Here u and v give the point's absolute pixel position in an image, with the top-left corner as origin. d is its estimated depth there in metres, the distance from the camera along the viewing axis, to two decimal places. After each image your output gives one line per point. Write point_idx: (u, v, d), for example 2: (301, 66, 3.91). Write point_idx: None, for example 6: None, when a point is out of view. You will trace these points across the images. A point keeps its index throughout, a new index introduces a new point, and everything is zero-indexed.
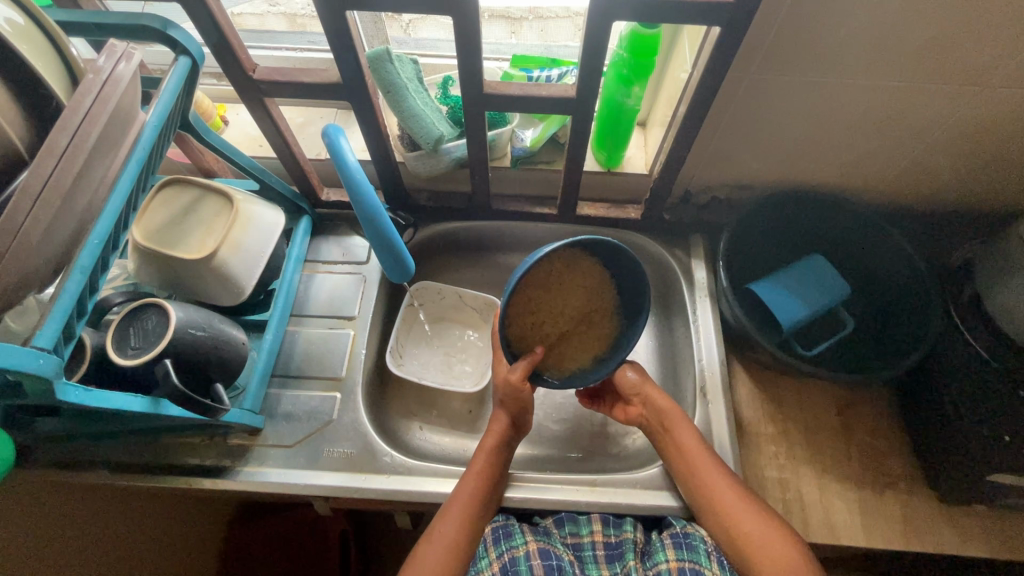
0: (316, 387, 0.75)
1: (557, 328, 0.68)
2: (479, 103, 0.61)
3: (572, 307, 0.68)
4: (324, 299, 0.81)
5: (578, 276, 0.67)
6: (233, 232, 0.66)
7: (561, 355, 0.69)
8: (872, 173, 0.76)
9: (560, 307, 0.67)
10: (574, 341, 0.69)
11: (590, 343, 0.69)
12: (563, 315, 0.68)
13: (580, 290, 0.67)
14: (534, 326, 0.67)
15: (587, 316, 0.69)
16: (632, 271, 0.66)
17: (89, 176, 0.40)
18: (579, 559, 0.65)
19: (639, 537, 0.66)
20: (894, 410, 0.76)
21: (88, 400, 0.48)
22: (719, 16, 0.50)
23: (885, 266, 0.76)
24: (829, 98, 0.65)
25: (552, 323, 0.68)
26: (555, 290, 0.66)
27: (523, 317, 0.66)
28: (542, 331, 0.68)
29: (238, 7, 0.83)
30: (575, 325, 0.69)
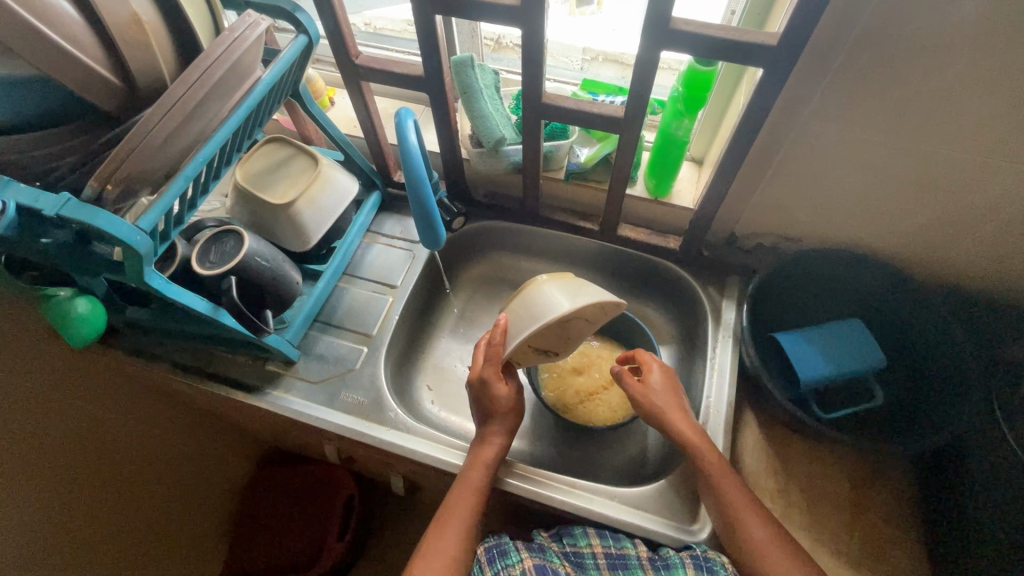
0: (349, 338, 0.84)
1: (584, 389, 0.85)
2: (537, 111, 0.68)
3: (597, 376, 0.86)
4: (376, 266, 0.91)
5: (596, 352, 0.89)
6: (312, 189, 0.78)
7: (589, 411, 0.82)
8: (930, 248, 0.73)
9: (585, 376, 0.86)
10: (598, 402, 0.84)
11: (612, 402, 0.83)
12: (590, 381, 0.85)
13: (604, 362, 0.87)
14: (561, 385, 0.85)
15: (611, 380, 0.85)
16: (634, 337, 0.86)
17: (206, 106, 0.51)
18: (579, 567, 0.62)
19: (642, 550, 0.64)
20: (913, 499, 0.71)
21: (166, 290, 0.58)
22: (763, 58, 0.53)
23: (928, 344, 0.72)
24: (887, 161, 0.64)
25: (580, 385, 0.85)
26: (582, 359, 0.88)
27: (548, 372, 0.86)
28: (567, 390, 0.84)
29: (380, 20, 1.00)
30: (601, 387, 0.85)
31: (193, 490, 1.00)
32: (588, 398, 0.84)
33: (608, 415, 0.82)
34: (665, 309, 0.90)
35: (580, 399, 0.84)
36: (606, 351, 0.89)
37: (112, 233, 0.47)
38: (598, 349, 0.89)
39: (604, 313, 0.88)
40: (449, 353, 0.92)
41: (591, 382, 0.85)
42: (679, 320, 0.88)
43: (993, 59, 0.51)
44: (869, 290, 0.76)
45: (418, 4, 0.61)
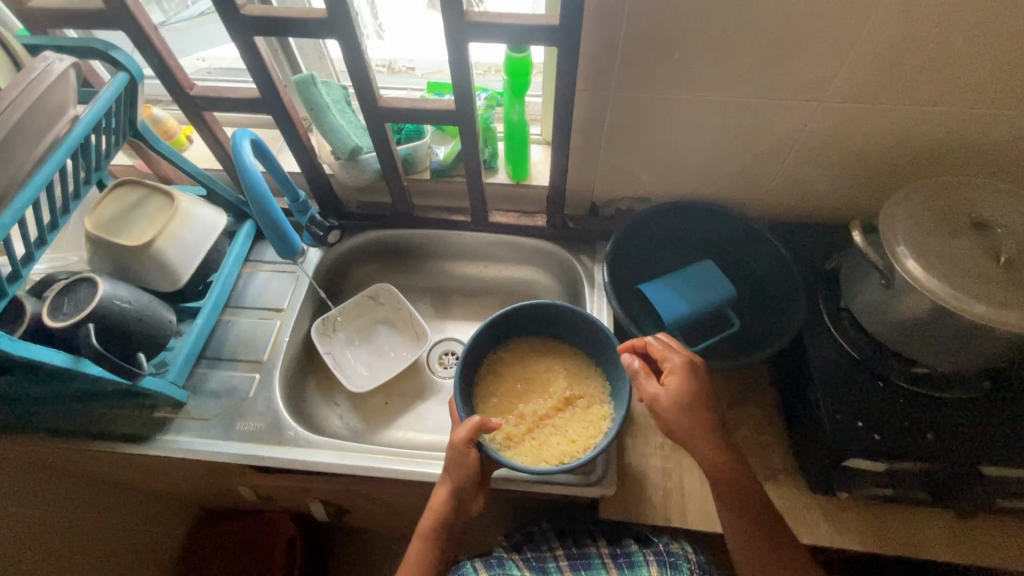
0: (240, 367, 0.83)
1: (533, 415, 0.77)
2: (377, 116, 0.71)
3: (548, 400, 0.79)
4: (260, 293, 0.90)
5: (547, 371, 0.82)
6: (172, 225, 0.77)
7: (540, 443, 0.74)
8: (752, 188, 0.82)
9: (534, 400, 0.79)
10: (549, 431, 0.76)
11: (566, 430, 0.76)
12: (540, 407, 0.78)
13: (557, 380, 0.81)
14: (506, 416, 0.77)
15: (563, 402, 0.78)
16: (589, 341, 0.81)
17: (12, 149, 0.50)
18: (542, 571, 0.69)
19: (604, 549, 0.71)
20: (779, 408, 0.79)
21: (10, 347, 0.57)
22: (554, 38, 0.60)
23: (766, 268, 0.81)
24: (693, 117, 0.73)
25: (528, 413, 0.77)
26: (529, 382, 0.81)
27: (490, 397, 0.79)
28: (512, 420, 0.77)
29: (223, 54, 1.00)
30: (553, 412, 0.77)
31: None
32: (538, 428, 0.76)
33: (562, 446, 0.74)
34: (551, 285, 0.97)
35: (529, 430, 0.76)
36: (555, 368, 0.82)
37: None
38: (550, 366, 0.82)
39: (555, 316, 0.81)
40: (352, 364, 0.93)
41: (541, 407, 0.78)
42: (565, 292, 0.95)
43: (740, 16, 0.60)
44: (712, 234, 0.85)
45: (234, 29, 0.63)
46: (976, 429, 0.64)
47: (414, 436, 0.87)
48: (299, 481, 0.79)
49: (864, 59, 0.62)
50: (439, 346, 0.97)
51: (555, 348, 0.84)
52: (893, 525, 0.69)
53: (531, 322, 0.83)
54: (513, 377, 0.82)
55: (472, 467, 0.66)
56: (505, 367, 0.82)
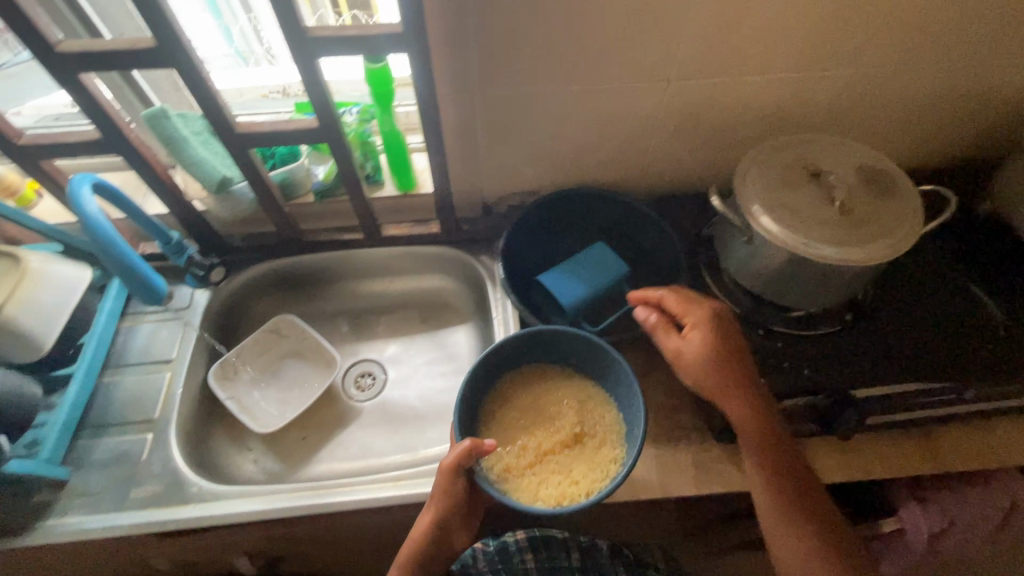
0: (128, 431, 0.76)
1: (538, 449, 0.71)
2: (237, 142, 0.68)
3: (558, 433, 0.72)
4: (143, 347, 0.83)
5: (557, 402, 0.75)
6: (21, 290, 0.69)
7: (542, 480, 0.68)
8: (628, 170, 0.86)
9: (541, 432, 0.72)
10: (552, 468, 0.70)
11: (570, 470, 0.69)
12: (549, 440, 0.71)
13: (567, 413, 0.74)
14: (511, 444, 0.71)
15: (572, 440, 0.71)
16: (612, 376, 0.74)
17: None
18: None
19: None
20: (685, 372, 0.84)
21: None
22: (402, 45, 0.60)
23: (653, 242, 0.86)
24: (559, 108, 0.75)
25: (532, 445, 0.71)
26: (543, 414, 0.75)
27: (496, 425, 0.73)
28: (514, 450, 0.71)
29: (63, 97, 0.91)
30: (559, 448, 0.71)
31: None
32: (540, 463, 0.70)
33: (562, 486, 0.67)
34: (459, 290, 0.96)
35: (530, 464, 0.70)
36: (567, 399, 0.76)
37: None
38: (562, 398, 0.76)
39: (562, 342, 0.76)
40: (262, 404, 0.88)
41: (546, 441, 0.71)
42: (473, 294, 0.95)
43: (578, 7, 0.63)
44: (599, 217, 0.88)
45: (52, 67, 0.58)
46: (880, 359, 0.71)
47: (337, 467, 0.84)
48: (214, 539, 0.74)
49: (697, 38, 0.68)
50: (354, 369, 0.94)
51: (565, 379, 0.78)
52: (795, 460, 0.75)
53: (555, 347, 0.76)
54: (529, 407, 0.75)
55: (451, 490, 0.65)
56: (509, 396, 0.76)
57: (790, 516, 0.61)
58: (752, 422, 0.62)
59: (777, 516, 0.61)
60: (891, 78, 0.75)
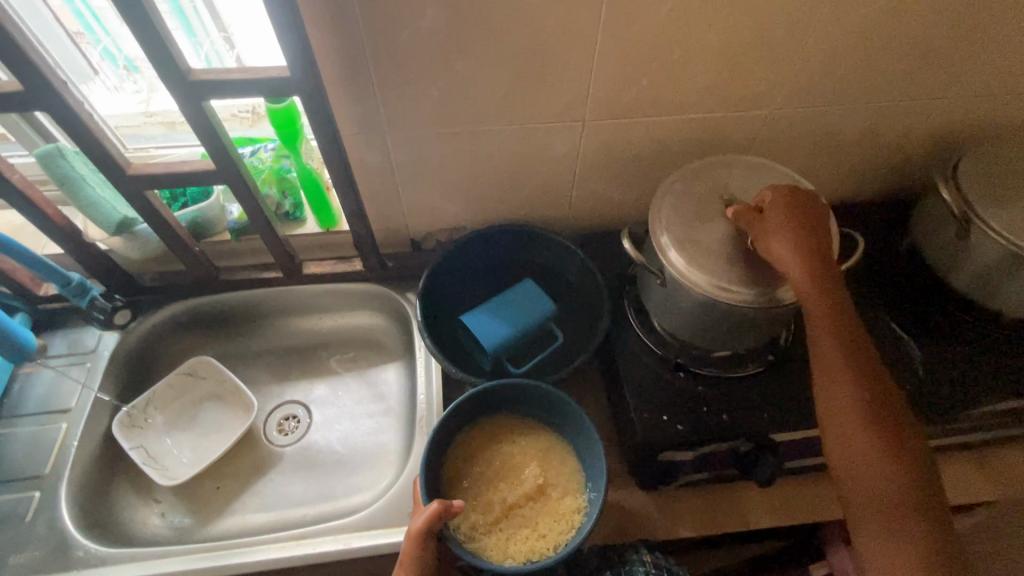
0: (14, 489, 0.71)
1: (502, 503, 0.68)
2: (128, 184, 0.66)
3: (520, 487, 0.70)
4: (42, 395, 0.79)
5: (519, 452, 0.72)
6: None
7: (509, 537, 0.66)
8: (556, 206, 0.85)
9: (504, 484, 0.70)
10: (519, 523, 0.67)
11: (535, 523, 0.67)
12: (512, 495, 0.69)
13: (529, 464, 0.71)
14: (472, 503, 0.68)
15: (537, 491, 0.69)
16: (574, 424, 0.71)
17: None
18: None
19: None
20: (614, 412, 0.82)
21: None
22: (289, 89, 0.59)
23: (580, 279, 0.84)
24: (474, 148, 0.74)
25: (495, 502, 0.68)
26: (504, 466, 0.71)
27: (455, 484, 0.69)
28: (478, 508, 0.68)
29: None
30: (523, 502, 0.68)
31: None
32: (506, 518, 0.68)
33: (531, 541, 0.65)
34: (388, 327, 0.94)
35: (496, 520, 0.67)
36: (531, 449, 0.73)
37: None
38: (527, 446, 0.73)
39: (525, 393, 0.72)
40: (172, 453, 0.83)
41: (511, 494, 0.69)
42: (402, 332, 0.92)
43: (478, 52, 0.62)
44: (527, 254, 0.87)
45: None
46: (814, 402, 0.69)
47: (250, 519, 0.79)
48: None
49: (604, 81, 0.67)
50: (275, 411, 0.89)
51: (529, 428, 0.74)
52: (720, 505, 0.73)
53: (514, 395, 0.73)
54: (489, 461, 0.72)
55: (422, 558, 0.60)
56: (472, 451, 0.72)
57: (887, 459, 0.54)
58: (846, 354, 0.57)
59: (874, 451, 0.54)
60: (805, 116, 0.75)
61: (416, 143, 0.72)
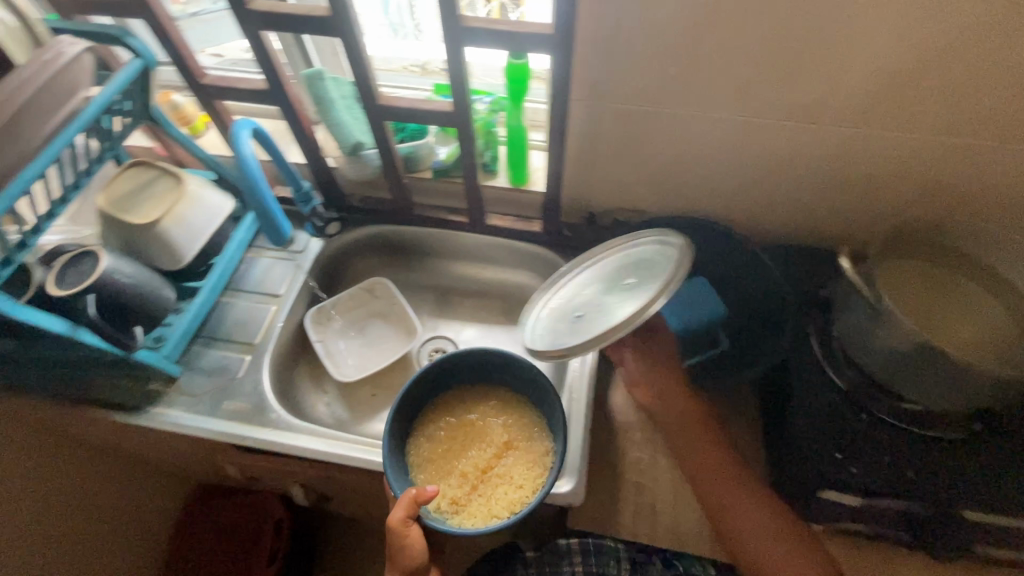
0: (231, 349, 0.86)
1: (476, 470, 0.74)
2: (375, 113, 0.73)
3: (488, 449, 0.76)
4: (260, 278, 0.93)
5: (477, 417, 0.79)
6: (179, 207, 0.80)
7: (488, 496, 0.72)
8: (756, 209, 0.81)
9: (473, 453, 0.76)
10: (495, 481, 0.73)
11: (512, 476, 0.73)
12: (479, 458, 0.75)
13: (493, 428, 0.78)
14: (444, 477, 0.73)
15: (504, 449, 0.76)
16: (487, 369, 0.78)
17: (24, 127, 0.55)
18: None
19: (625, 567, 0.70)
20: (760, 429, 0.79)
21: (9, 309, 0.61)
22: (544, 46, 0.61)
23: (761, 292, 0.79)
24: (691, 134, 0.72)
25: (470, 470, 0.74)
26: (470, 433, 0.77)
27: (425, 462, 0.74)
28: (454, 481, 0.73)
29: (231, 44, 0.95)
30: (494, 461, 0.75)
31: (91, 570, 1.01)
32: (483, 481, 0.73)
33: (510, 492, 0.71)
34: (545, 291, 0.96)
35: (473, 486, 0.73)
36: (484, 412, 0.79)
37: None
38: (482, 412, 0.79)
39: (486, 363, 0.78)
40: (343, 355, 0.94)
41: (480, 459, 0.75)
42: None
43: (739, 37, 0.60)
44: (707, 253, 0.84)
45: (242, 21, 0.66)
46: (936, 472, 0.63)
47: None
48: (280, 463, 0.82)
49: (866, 85, 0.62)
50: (429, 343, 0.97)
51: (484, 395, 0.81)
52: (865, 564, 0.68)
53: (452, 372, 0.78)
54: (454, 432, 0.77)
55: (412, 543, 0.65)
56: (431, 424, 0.78)
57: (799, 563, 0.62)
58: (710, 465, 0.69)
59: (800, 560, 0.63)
60: None
61: (637, 118, 0.72)
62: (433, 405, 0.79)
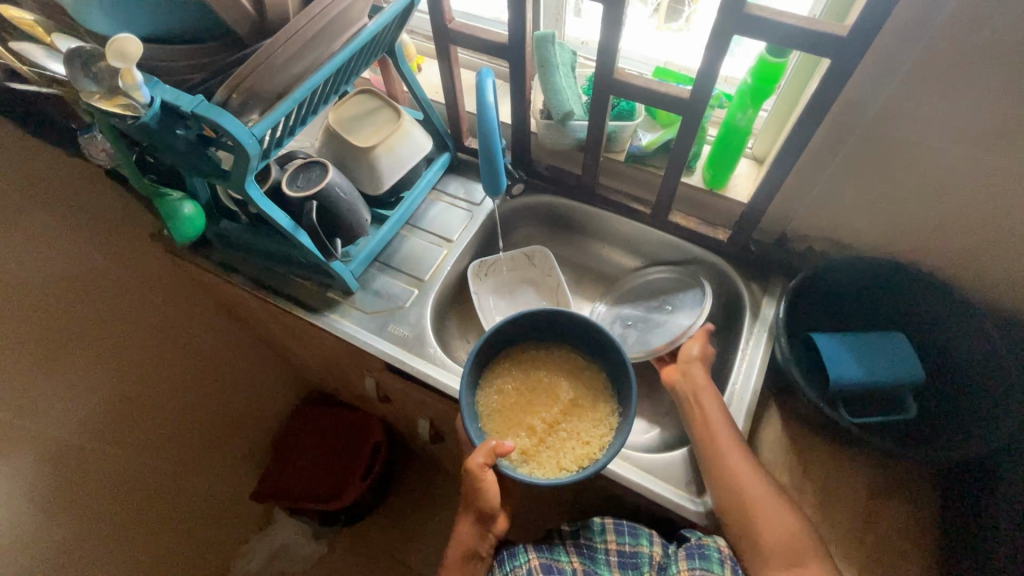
0: (403, 279, 0.91)
1: (542, 424, 0.74)
2: (607, 86, 0.72)
3: (553, 406, 0.76)
4: (436, 220, 0.97)
5: (546, 375, 0.78)
6: (393, 138, 0.85)
7: (556, 449, 0.72)
8: (991, 270, 0.72)
9: (539, 407, 0.76)
10: (563, 436, 0.73)
11: (579, 432, 0.73)
12: (546, 413, 0.75)
13: (559, 386, 0.77)
14: (512, 427, 0.73)
15: (570, 407, 0.76)
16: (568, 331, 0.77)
17: (319, 40, 0.60)
18: (591, 560, 0.70)
19: (655, 550, 0.69)
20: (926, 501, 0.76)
21: (259, 200, 0.69)
22: (830, 48, 0.56)
23: (967, 361, 0.74)
24: (949, 171, 0.66)
25: (537, 424, 0.74)
26: (538, 386, 0.77)
27: (494, 412, 0.74)
28: (522, 433, 0.73)
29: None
30: (562, 417, 0.75)
31: (210, 412, 1.19)
32: (551, 435, 0.73)
33: (580, 449, 0.71)
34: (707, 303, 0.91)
35: (541, 439, 0.73)
36: (551, 370, 0.79)
37: (231, 133, 0.57)
38: (550, 371, 0.79)
39: (558, 324, 0.77)
40: (491, 311, 0.96)
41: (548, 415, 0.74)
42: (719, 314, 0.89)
43: None
44: (913, 304, 0.78)
45: None
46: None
47: None
48: (422, 395, 0.87)
49: None
50: None
51: (550, 354, 0.80)
52: None
53: (525, 329, 0.78)
54: (523, 385, 0.77)
55: (489, 486, 0.66)
56: (500, 374, 0.78)
57: None
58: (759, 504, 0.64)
59: None
60: None
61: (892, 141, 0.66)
62: (505, 353, 0.79)
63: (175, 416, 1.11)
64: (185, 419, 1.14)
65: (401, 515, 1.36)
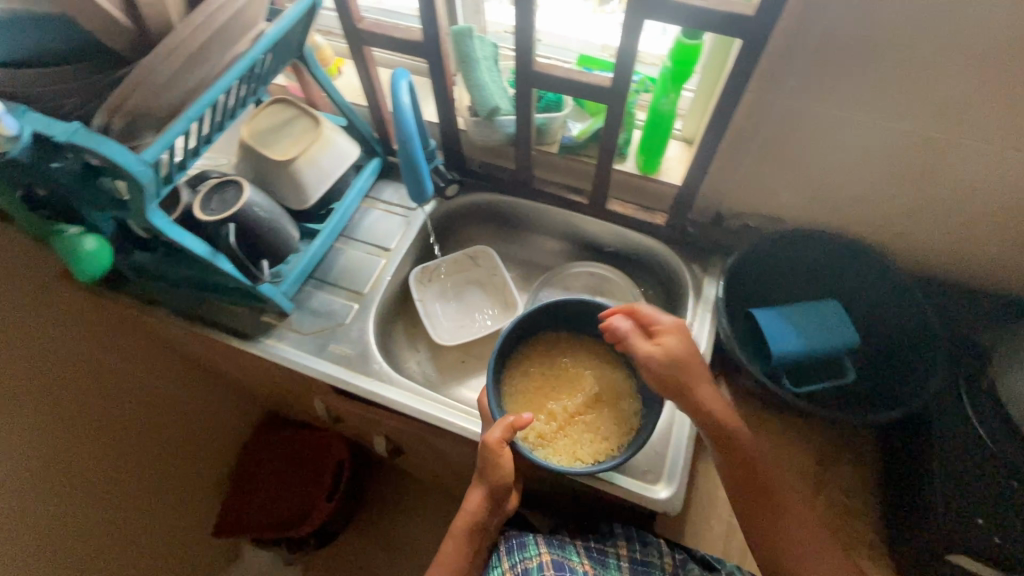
0: (341, 295, 0.87)
1: (565, 412, 0.74)
2: (529, 80, 0.71)
3: (579, 396, 0.76)
4: (372, 229, 0.93)
5: (574, 363, 0.79)
6: (313, 148, 0.81)
7: (573, 439, 0.72)
8: (910, 229, 0.78)
9: (564, 394, 0.76)
10: (581, 425, 0.74)
11: (597, 426, 0.73)
12: (569, 402, 0.75)
13: (586, 375, 0.78)
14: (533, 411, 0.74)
15: (592, 399, 0.76)
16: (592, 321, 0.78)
17: (210, 51, 0.55)
18: (602, 563, 0.70)
19: (668, 560, 0.72)
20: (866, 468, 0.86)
21: (169, 229, 0.63)
22: (741, 29, 0.56)
23: (897, 322, 0.78)
24: (863, 141, 0.68)
25: (558, 410, 0.74)
26: (562, 374, 0.78)
27: (517, 396, 0.75)
28: (543, 418, 0.74)
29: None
30: (584, 408, 0.75)
31: (162, 450, 1.11)
32: (570, 424, 0.74)
33: (597, 442, 0.72)
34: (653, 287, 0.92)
35: (560, 427, 0.73)
36: (579, 360, 0.79)
37: (117, 161, 0.52)
38: (576, 359, 0.79)
39: (569, 310, 0.78)
40: (437, 317, 0.93)
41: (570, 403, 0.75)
42: (664, 297, 0.90)
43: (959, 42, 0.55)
44: (841, 271, 0.80)
45: None
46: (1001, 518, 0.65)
47: None
48: (374, 413, 0.84)
49: None
50: None
51: (573, 342, 0.81)
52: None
53: (554, 318, 0.79)
54: (548, 373, 0.78)
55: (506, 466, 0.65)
56: (523, 364, 0.79)
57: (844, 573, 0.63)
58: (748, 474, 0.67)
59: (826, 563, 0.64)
60: None
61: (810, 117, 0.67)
62: (523, 345, 0.80)
63: (126, 457, 1.02)
64: (136, 461, 1.05)
65: (375, 530, 1.33)
